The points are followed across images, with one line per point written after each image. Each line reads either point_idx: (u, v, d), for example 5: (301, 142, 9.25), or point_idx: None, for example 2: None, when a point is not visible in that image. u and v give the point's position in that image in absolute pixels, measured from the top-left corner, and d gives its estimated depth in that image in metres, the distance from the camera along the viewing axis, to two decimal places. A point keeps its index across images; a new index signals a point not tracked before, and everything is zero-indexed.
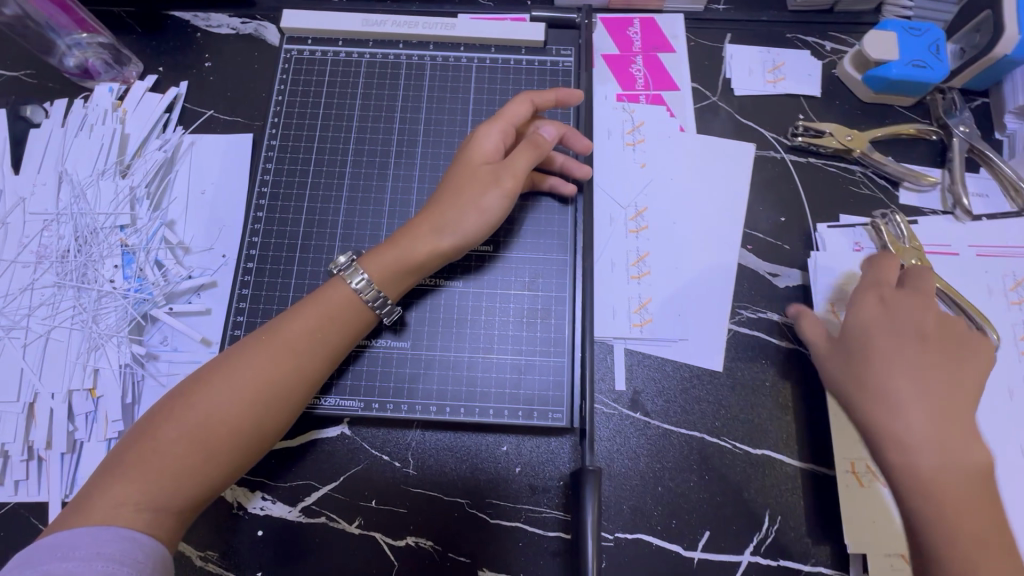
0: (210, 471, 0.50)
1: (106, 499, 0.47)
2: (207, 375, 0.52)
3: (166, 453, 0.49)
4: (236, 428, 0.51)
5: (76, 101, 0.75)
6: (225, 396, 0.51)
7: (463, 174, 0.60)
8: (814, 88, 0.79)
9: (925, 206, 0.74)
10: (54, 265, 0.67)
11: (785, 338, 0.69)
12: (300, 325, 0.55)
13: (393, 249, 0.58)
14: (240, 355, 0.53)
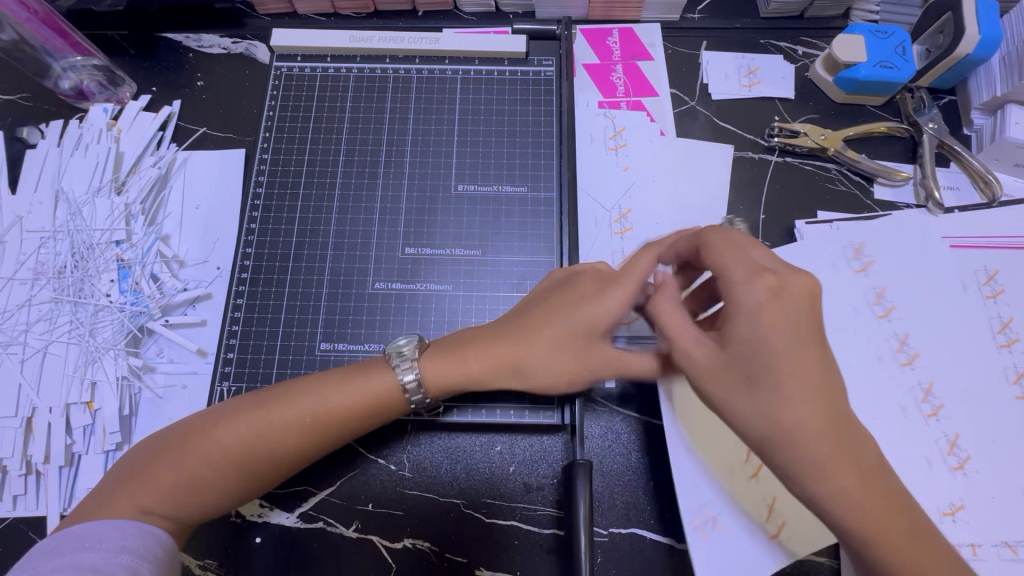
0: (217, 498, 0.54)
1: (121, 501, 0.51)
2: (231, 417, 0.54)
3: (177, 476, 0.52)
4: (247, 471, 0.54)
5: (71, 122, 0.76)
6: (248, 446, 0.53)
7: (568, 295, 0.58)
8: (789, 90, 0.82)
9: (899, 200, 0.77)
10: (51, 281, 0.68)
11: None
12: (335, 397, 0.56)
13: (455, 359, 0.58)
14: (270, 409, 0.55)
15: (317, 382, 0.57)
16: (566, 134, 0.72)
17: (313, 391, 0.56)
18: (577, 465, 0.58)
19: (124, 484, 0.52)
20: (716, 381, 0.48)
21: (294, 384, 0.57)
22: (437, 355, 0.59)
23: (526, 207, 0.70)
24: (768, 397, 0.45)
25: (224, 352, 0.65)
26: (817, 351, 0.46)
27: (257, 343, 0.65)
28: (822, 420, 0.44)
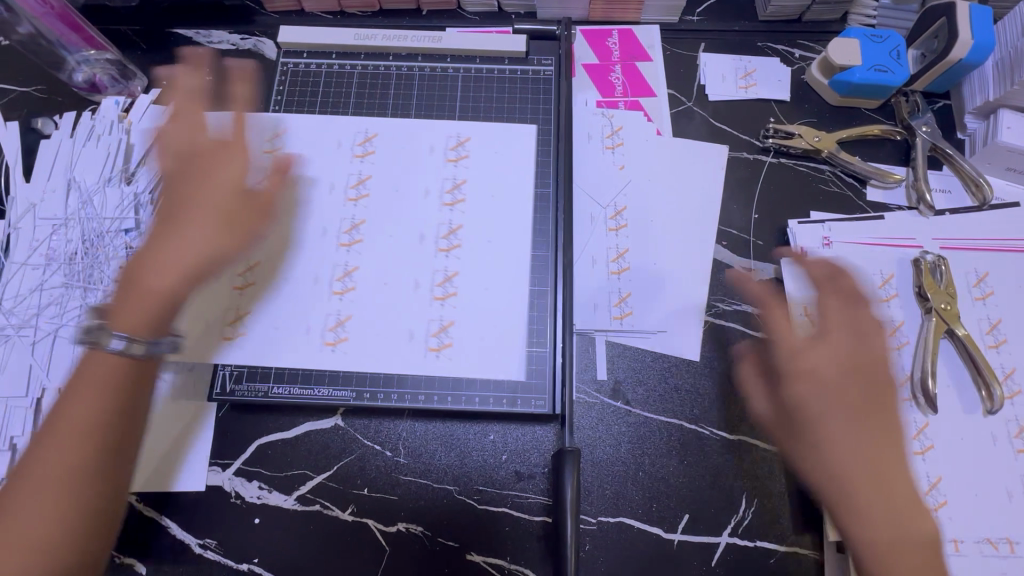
0: (76, 530, 0.46)
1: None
2: (43, 449, 0.47)
3: (25, 521, 0.44)
4: (66, 496, 0.46)
5: (84, 113, 0.79)
6: (47, 471, 0.46)
7: (251, 192, 0.58)
8: (784, 92, 0.83)
9: (891, 202, 0.78)
10: (62, 266, 0.70)
11: (759, 330, 0.73)
12: (89, 400, 0.48)
13: (145, 291, 0.51)
14: (55, 434, 0.47)
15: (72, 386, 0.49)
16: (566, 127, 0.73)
17: (73, 388, 0.49)
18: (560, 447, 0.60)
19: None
20: (814, 436, 0.54)
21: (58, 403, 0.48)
22: (170, 238, 0.54)
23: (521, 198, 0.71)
24: (818, 442, 0.52)
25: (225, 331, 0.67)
26: (870, 398, 0.53)
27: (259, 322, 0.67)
28: (881, 468, 0.50)
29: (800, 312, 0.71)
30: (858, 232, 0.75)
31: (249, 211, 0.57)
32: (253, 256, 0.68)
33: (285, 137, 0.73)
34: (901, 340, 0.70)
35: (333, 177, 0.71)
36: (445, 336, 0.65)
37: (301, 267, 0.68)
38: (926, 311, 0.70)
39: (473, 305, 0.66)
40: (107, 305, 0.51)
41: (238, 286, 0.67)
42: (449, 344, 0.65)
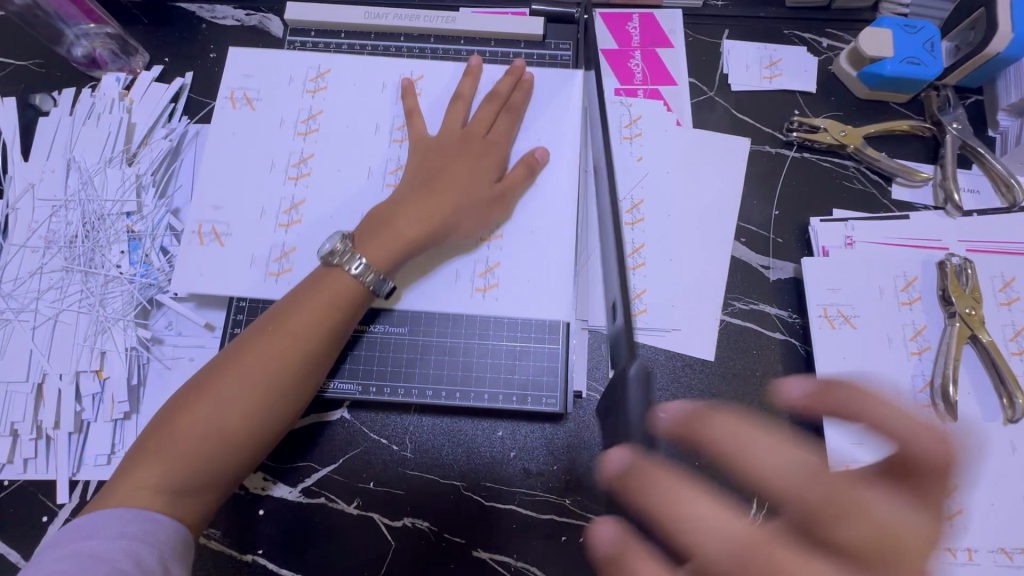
0: (248, 425, 0.53)
1: (128, 481, 0.50)
2: (216, 366, 0.55)
3: (195, 420, 0.51)
4: (263, 394, 0.53)
5: (84, 90, 0.76)
6: (227, 379, 0.53)
7: (435, 138, 0.67)
8: (810, 84, 0.80)
9: (917, 200, 0.75)
10: (62, 250, 0.68)
11: (776, 330, 0.71)
12: (312, 308, 0.57)
13: (393, 231, 0.60)
14: (249, 346, 0.55)
15: (303, 292, 0.58)
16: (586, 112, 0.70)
17: (297, 298, 0.58)
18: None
19: (131, 459, 0.51)
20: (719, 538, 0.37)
21: (263, 318, 0.58)
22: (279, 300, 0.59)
23: (533, 194, 0.67)
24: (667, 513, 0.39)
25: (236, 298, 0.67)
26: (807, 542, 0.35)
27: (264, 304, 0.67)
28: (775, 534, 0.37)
29: (820, 314, 0.69)
30: (881, 232, 0.73)
31: (468, 157, 0.66)
32: (297, 189, 0.69)
33: (328, 77, 0.73)
34: (922, 344, 0.68)
35: (379, 119, 0.72)
36: (492, 276, 0.65)
37: (343, 208, 0.69)
38: (950, 315, 0.68)
39: (518, 246, 0.66)
40: (253, 330, 0.57)
41: (282, 222, 0.68)
42: (496, 284, 0.64)
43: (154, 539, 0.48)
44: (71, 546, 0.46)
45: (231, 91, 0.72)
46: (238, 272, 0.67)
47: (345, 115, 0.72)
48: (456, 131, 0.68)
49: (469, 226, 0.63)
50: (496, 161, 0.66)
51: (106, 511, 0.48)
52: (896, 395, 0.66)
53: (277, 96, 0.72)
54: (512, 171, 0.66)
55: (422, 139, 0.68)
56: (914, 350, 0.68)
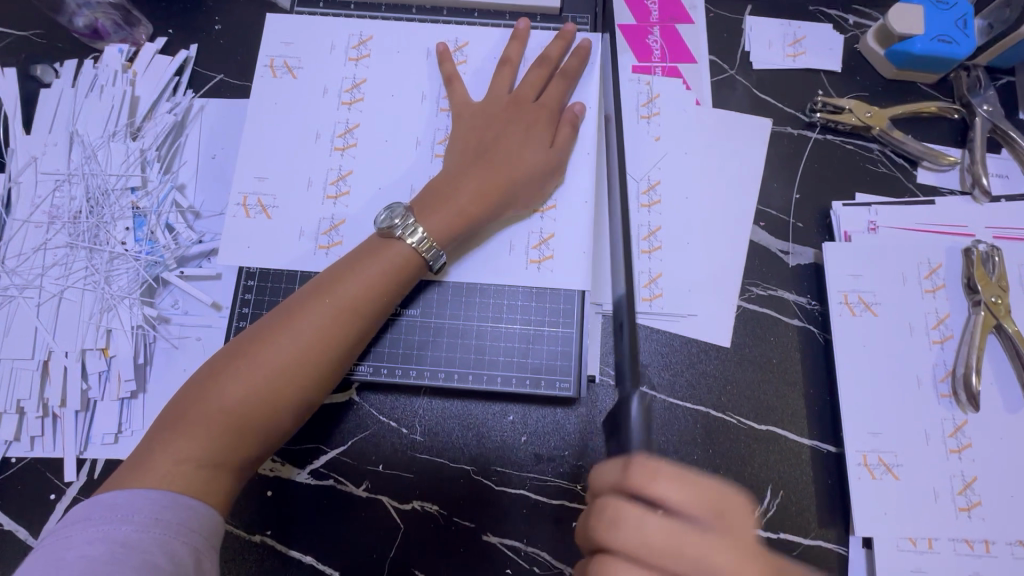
0: (302, 395, 0.52)
1: (168, 454, 0.47)
2: (263, 331, 0.52)
3: (244, 390, 0.49)
4: (319, 363, 0.52)
5: (86, 61, 0.74)
6: (280, 347, 0.51)
7: (481, 107, 0.65)
8: (835, 63, 0.77)
9: (943, 185, 0.73)
10: (66, 225, 0.67)
11: (795, 317, 0.69)
12: (365, 278, 0.55)
13: (453, 205, 0.59)
14: (299, 312, 0.53)
15: (356, 259, 0.56)
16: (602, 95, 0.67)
17: (352, 264, 0.56)
18: (637, 393, 0.47)
19: (166, 426, 0.48)
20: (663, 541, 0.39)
21: (310, 284, 0.56)
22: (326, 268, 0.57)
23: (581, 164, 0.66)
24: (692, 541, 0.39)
25: (246, 267, 0.65)
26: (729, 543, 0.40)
27: (278, 275, 0.64)
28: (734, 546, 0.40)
29: (840, 301, 0.67)
30: (904, 218, 0.71)
31: (519, 124, 0.63)
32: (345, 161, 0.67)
33: (371, 44, 0.71)
34: (944, 333, 0.66)
35: (425, 87, 0.69)
36: (547, 249, 0.63)
37: (393, 179, 0.66)
38: (974, 304, 0.66)
39: (573, 218, 0.64)
40: (301, 295, 0.55)
41: (330, 195, 0.66)
42: (551, 256, 0.63)
43: (189, 530, 0.44)
44: (93, 530, 0.42)
45: (270, 61, 0.70)
46: (286, 245, 0.65)
47: (388, 87, 0.69)
48: (504, 99, 0.65)
49: (527, 196, 0.62)
50: (546, 128, 0.64)
51: (139, 492, 0.44)
52: (917, 384, 0.65)
53: (320, 67, 0.70)
54: (560, 132, 0.64)
55: (472, 111, 0.65)
56: (936, 339, 0.66)
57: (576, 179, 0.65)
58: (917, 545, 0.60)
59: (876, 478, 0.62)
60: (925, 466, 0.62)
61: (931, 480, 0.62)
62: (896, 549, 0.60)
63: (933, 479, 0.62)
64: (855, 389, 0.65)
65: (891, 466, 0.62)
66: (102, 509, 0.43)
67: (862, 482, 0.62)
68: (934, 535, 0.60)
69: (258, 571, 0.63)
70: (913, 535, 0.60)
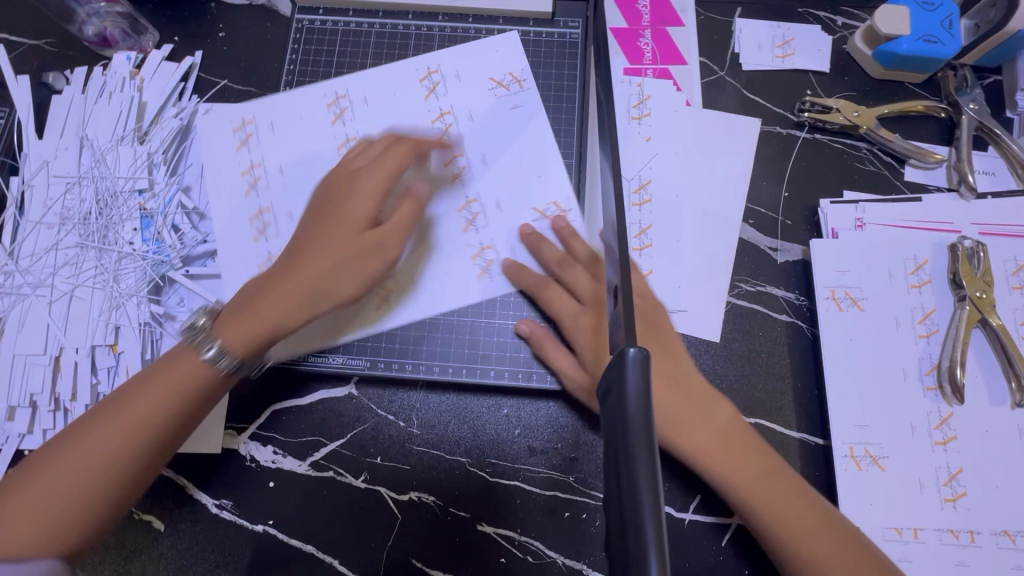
0: (190, 406, 0.55)
1: (56, 463, 0.51)
2: (178, 348, 0.56)
3: (160, 387, 0.54)
4: (210, 373, 0.55)
5: (95, 68, 0.77)
6: (181, 360, 0.55)
7: (430, 119, 0.68)
8: (823, 63, 0.78)
9: (930, 183, 0.74)
10: (76, 226, 0.70)
11: (783, 313, 0.71)
12: (291, 284, 0.58)
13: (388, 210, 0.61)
14: (213, 325, 0.57)
15: (287, 264, 0.60)
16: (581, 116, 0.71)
17: (268, 276, 0.59)
18: (631, 348, 0.35)
19: (58, 440, 0.53)
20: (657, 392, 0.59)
21: (236, 295, 0.59)
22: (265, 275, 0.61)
23: None
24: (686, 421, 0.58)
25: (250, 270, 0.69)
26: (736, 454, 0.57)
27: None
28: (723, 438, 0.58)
29: (828, 296, 0.68)
30: (891, 215, 0.72)
31: (446, 142, 0.66)
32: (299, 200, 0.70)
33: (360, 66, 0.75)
34: (930, 327, 0.67)
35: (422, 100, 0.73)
36: (487, 258, 0.67)
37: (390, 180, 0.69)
38: (959, 299, 0.67)
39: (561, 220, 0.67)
40: (235, 302, 0.59)
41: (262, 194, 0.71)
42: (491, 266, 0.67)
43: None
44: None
45: (236, 120, 0.73)
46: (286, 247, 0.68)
47: (383, 101, 0.73)
48: (455, 118, 0.68)
49: (458, 202, 0.64)
50: (485, 145, 0.67)
51: None
52: (902, 377, 0.66)
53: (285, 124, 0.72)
54: (499, 145, 0.67)
55: (422, 123, 0.68)
56: (922, 333, 0.67)
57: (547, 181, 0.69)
58: (903, 534, 0.61)
59: (862, 469, 0.63)
60: (911, 458, 0.63)
61: (916, 471, 0.63)
62: (883, 539, 0.61)
63: (918, 470, 0.63)
64: (842, 382, 0.66)
65: (877, 458, 0.64)
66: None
67: (849, 473, 0.63)
68: (920, 526, 0.62)
69: (260, 559, 0.65)
70: (900, 525, 0.62)
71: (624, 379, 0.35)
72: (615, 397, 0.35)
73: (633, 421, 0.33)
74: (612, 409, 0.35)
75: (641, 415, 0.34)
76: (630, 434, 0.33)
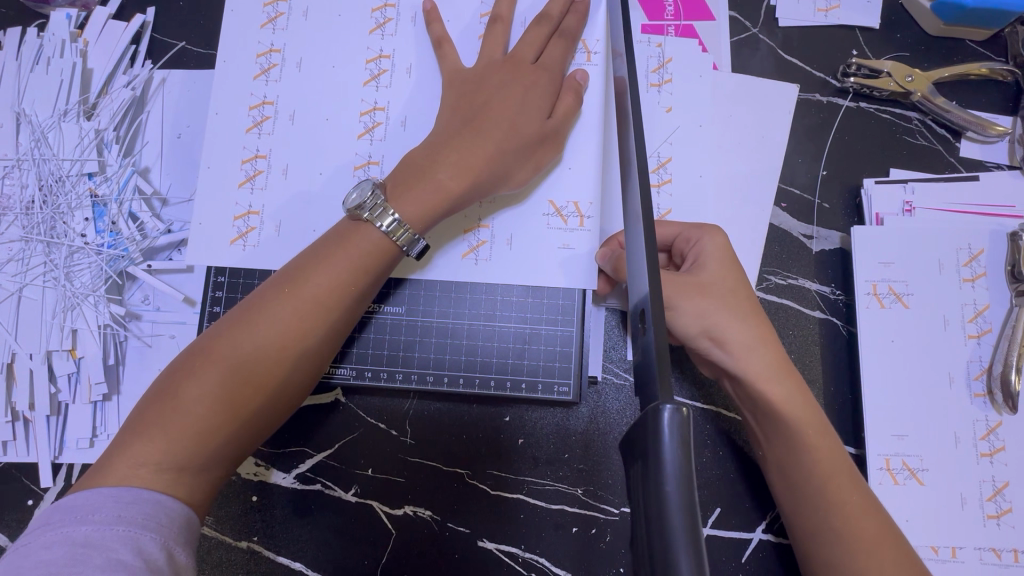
0: (267, 401, 0.47)
1: (126, 458, 0.42)
2: (225, 329, 0.47)
3: (205, 390, 0.44)
4: (280, 366, 0.47)
5: (30, 29, 0.66)
6: (238, 345, 0.46)
7: (474, 72, 0.58)
8: (873, 18, 0.68)
9: (988, 159, 0.65)
10: (19, 217, 0.62)
11: (816, 309, 0.63)
12: (334, 271, 0.49)
13: (431, 181, 0.52)
14: (263, 308, 0.48)
15: (324, 245, 0.51)
16: (606, 91, 0.60)
17: (318, 255, 0.50)
18: (667, 407, 0.28)
19: (128, 428, 0.44)
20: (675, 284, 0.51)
21: (275, 276, 0.50)
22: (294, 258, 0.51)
23: (585, 141, 0.59)
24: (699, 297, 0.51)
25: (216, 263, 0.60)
26: (794, 382, 0.51)
27: (250, 270, 0.59)
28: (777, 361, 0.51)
29: (868, 291, 0.61)
30: (943, 197, 0.64)
31: (517, 87, 0.55)
32: (272, 164, 0.60)
33: (395, 10, 0.62)
34: (982, 327, 0.60)
35: (409, 57, 0.61)
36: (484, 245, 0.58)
37: (374, 161, 0.60)
38: (1017, 295, 0.60)
39: (574, 209, 0.58)
40: (264, 289, 0.49)
41: (245, 172, 0.60)
42: (485, 243, 0.58)
43: (156, 524, 0.40)
44: (52, 534, 0.38)
45: None
46: (255, 240, 0.59)
47: (363, 57, 0.61)
48: (526, 65, 0.57)
49: (519, 177, 0.55)
50: (545, 91, 0.56)
51: (73, 533, 0.38)
52: (948, 382, 0.59)
53: (302, 77, 0.61)
54: (561, 102, 0.57)
55: (521, 64, 0.57)
56: (972, 334, 0.60)
57: (573, 173, 0.58)
58: (940, 553, 0.56)
59: (899, 483, 0.58)
60: (953, 469, 0.58)
61: (959, 486, 0.57)
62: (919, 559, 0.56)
63: (959, 484, 0.57)
64: (879, 387, 0.59)
65: (916, 471, 0.58)
66: (65, 509, 0.39)
67: (884, 487, 0.57)
68: (960, 544, 0.56)
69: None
70: (938, 543, 0.56)
71: (660, 448, 0.28)
72: (649, 468, 0.28)
73: (672, 508, 0.26)
74: (646, 484, 0.28)
75: (684, 501, 0.26)
76: (668, 526, 0.26)
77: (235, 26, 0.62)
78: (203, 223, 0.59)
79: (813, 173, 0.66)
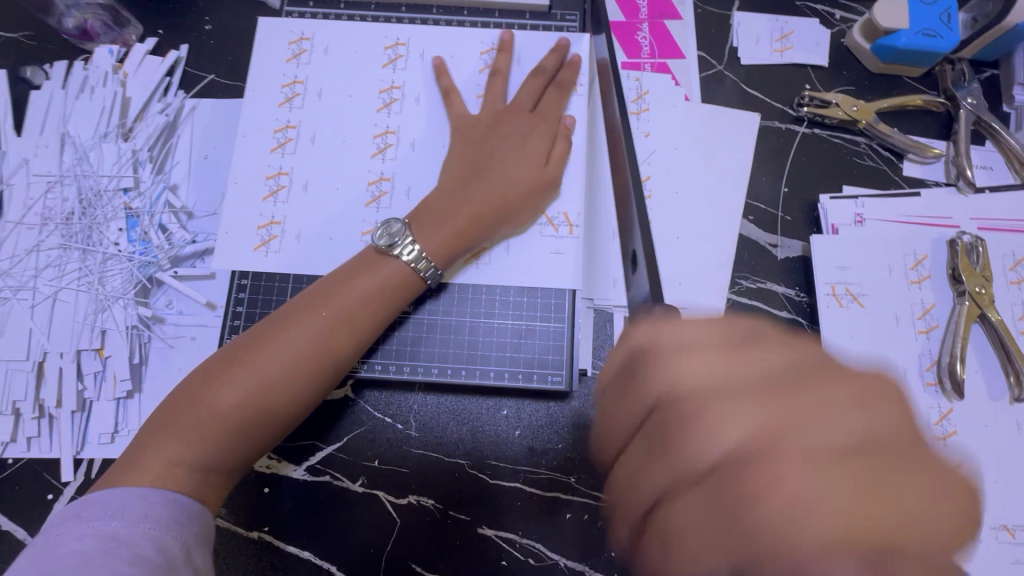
0: (287, 410, 0.52)
1: (160, 455, 0.47)
2: (257, 340, 0.52)
3: (237, 397, 0.49)
4: (306, 381, 0.52)
5: (76, 62, 0.74)
6: (269, 358, 0.51)
7: (480, 120, 0.66)
8: (822, 58, 0.78)
9: (928, 177, 0.74)
10: (59, 227, 0.68)
11: (784, 309, 0.70)
12: (361, 296, 0.55)
13: (448, 222, 0.59)
14: (295, 324, 0.53)
15: (351, 270, 0.57)
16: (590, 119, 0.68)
17: (346, 280, 0.56)
18: None
19: (159, 428, 0.48)
20: None
21: (306, 294, 0.56)
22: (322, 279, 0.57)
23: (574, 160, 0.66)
24: None
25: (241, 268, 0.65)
26: None
27: (271, 274, 0.65)
28: None
29: (828, 293, 0.68)
30: (890, 210, 0.72)
31: (517, 134, 0.65)
32: (293, 180, 0.67)
33: (405, 48, 0.71)
34: (930, 323, 0.67)
35: (419, 88, 0.70)
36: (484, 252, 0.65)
37: (385, 177, 0.67)
38: (959, 295, 0.67)
39: (564, 218, 0.65)
40: (295, 305, 0.55)
41: (268, 188, 0.66)
42: (485, 251, 0.65)
43: (179, 524, 0.45)
44: (84, 526, 0.42)
45: (299, 34, 0.71)
46: (277, 247, 0.65)
47: (376, 86, 0.69)
48: (523, 116, 0.66)
49: (520, 218, 0.63)
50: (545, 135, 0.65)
51: (100, 529, 0.42)
52: (903, 373, 0.66)
53: (322, 104, 0.69)
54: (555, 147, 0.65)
55: (518, 115, 0.66)
56: (922, 329, 0.67)
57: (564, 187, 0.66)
58: None
59: None
60: None
61: None
62: None
63: None
64: None
65: None
66: (94, 503, 0.44)
67: None
68: None
69: (255, 565, 0.64)
70: None
71: None
72: None
73: None
74: None
75: None
76: None
77: (263, 61, 0.70)
78: (229, 231, 0.65)
79: (777, 190, 0.74)
